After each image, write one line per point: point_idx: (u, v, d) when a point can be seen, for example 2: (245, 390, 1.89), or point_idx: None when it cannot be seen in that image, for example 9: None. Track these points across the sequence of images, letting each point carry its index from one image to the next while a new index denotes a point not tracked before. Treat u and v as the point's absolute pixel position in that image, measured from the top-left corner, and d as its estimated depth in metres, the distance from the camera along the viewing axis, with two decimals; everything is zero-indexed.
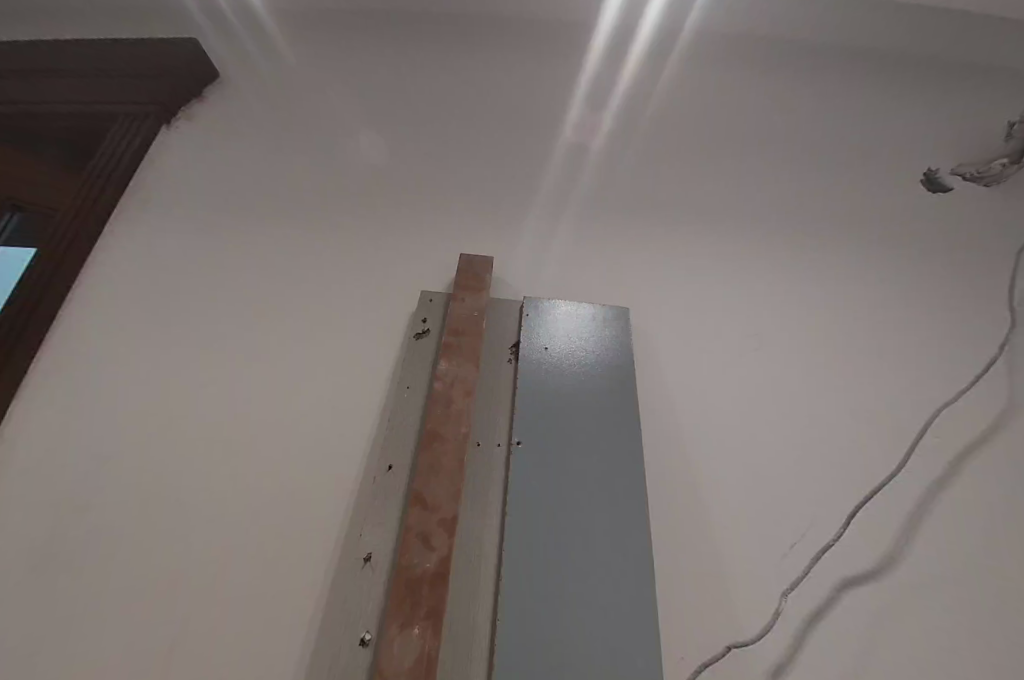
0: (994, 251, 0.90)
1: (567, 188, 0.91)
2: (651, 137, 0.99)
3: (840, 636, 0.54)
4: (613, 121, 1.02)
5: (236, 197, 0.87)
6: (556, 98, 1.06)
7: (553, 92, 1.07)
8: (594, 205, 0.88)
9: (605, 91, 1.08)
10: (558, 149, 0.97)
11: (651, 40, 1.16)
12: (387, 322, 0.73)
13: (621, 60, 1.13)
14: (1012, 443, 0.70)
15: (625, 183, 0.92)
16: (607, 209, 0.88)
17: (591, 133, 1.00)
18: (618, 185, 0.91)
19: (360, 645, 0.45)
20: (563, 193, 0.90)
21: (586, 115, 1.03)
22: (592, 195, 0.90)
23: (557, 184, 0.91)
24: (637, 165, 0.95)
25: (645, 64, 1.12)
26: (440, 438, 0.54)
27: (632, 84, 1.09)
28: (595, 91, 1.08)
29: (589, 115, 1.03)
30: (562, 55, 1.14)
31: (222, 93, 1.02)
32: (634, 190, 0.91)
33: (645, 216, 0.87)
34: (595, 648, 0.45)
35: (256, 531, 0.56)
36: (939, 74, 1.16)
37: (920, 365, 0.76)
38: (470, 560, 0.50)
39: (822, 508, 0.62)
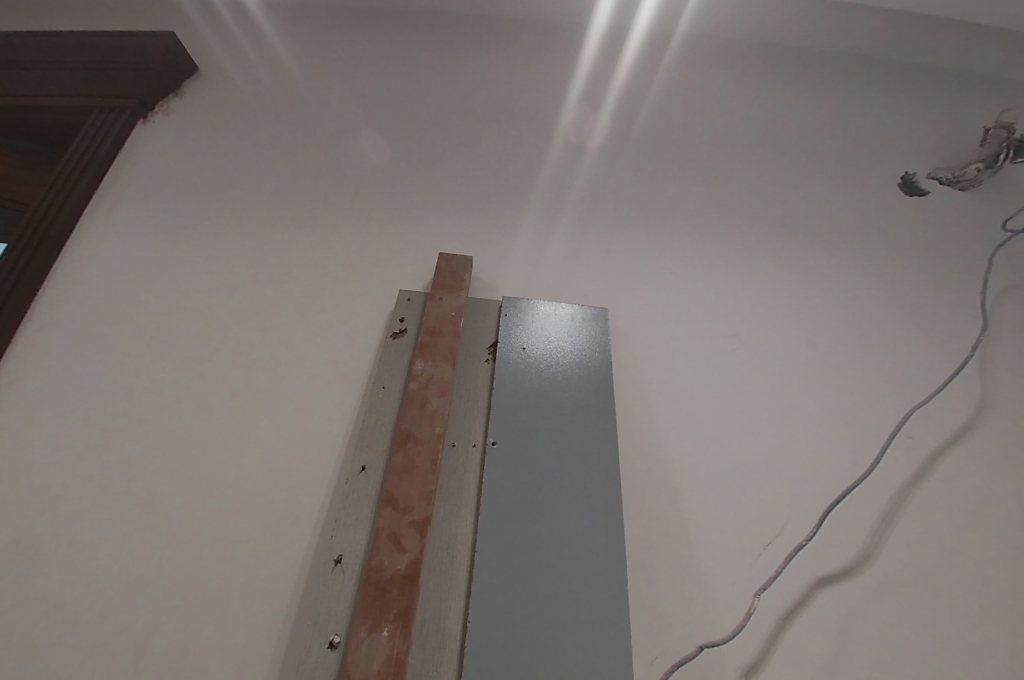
0: (970, 255, 0.92)
1: (559, 187, 0.91)
2: (643, 138, 1.00)
3: (812, 633, 0.55)
4: (608, 122, 1.02)
5: (217, 192, 0.86)
6: (550, 97, 1.06)
7: (547, 91, 1.07)
8: (588, 206, 0.88)
9: (600, 92, 1.08)
10: (552, 149, 0.97)
11: (645, 42, 1.17)
12: (368, 320, 0.72)
13: (612, 62, 1.13)
14: (980, 444, 0.72)
15: (617, 183, 0.92)
16: (601, 210, 0.88)
17: (587, 133, 1.00)
18: (610, 185, 0.91)
19: (329, 647, 0.44)
20: (554, 193, 0.90)
21: (581, 115, 1.03)
22: (586, 195, 0.90)
23: (550, 184, 0.91)
24: (630, 166, 0.95)
25: (639, 65, 1.13)
26: (414, 438, 0.54)
27: (627, 85, 1.09)
28: (589, 91, 1.08)
29: (583, 115, 1.04)
30: (557, 54, 1.13)
31: (203, 88, 1.01)
32: (627, 190, 0.91)
33: (636, 216, 0.88)
34: (565, 649, 0.45)
35: (228, 532, 0.55)
36: (920, 80, 1.17)
37: (896, 366, 0.77)
38: (442, 561, 0.49)
39: (796, 508, 0.62)
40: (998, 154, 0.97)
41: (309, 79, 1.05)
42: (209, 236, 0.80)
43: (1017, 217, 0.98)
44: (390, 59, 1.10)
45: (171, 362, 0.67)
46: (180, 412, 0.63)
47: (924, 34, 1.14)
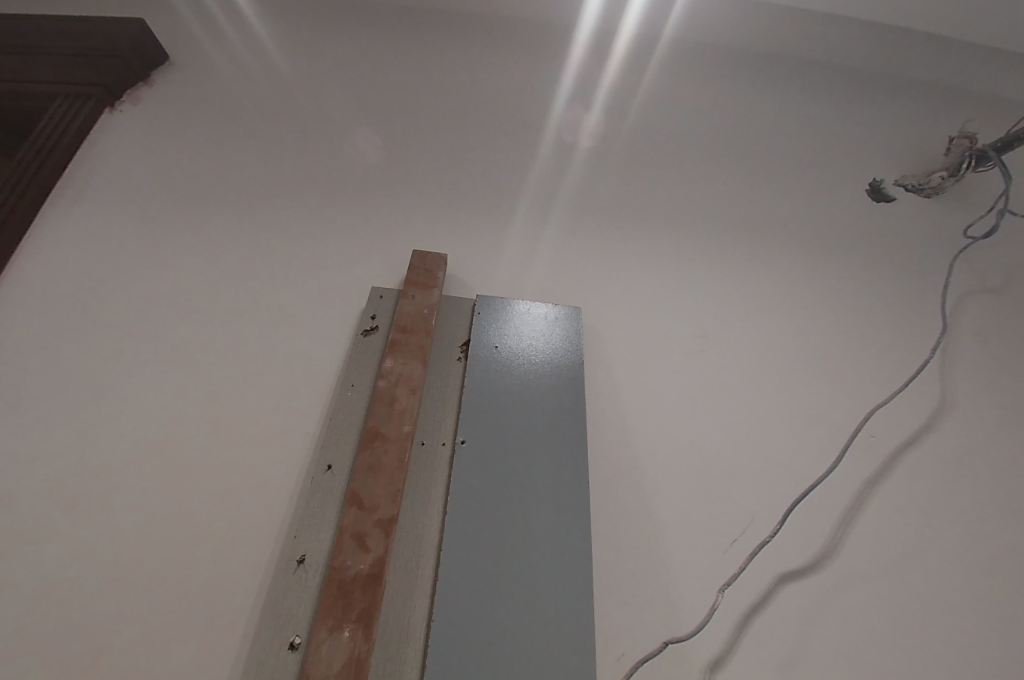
0: (933, 260, 0.95)
1: (545, 186, 0.91)
2: (631, 139, 1.01)
3: (774, 628, 0.56)
4: (598, 123, 1.03)
5: (189, 183, 0.84)
6: (538, 96, 1.06)
7: (537, 90, 1.07)
8: (574, 205, 0.89)
9: (589, 93, 1.09)
10: (540, 148, 0.97)
11: (633, 44, 1.18)
12: (340, 316, 0.71)
13: (600, 64, 1.14)
14: (937, 444, 0.74)
15: (604, 183, 0.93)
16: (590, 210, 0.89)
17: (577, 133, 1.01)
18: (596, 185, 0.92)
19: (289, 649, 0.43)
20: (541, 191, 0.90)
21: (571, 114, 1.04)
22: (574, 195, 0.91)
23: (539, 183, 0.92)
24: (618, 166, 0.96)
25: (627, 68, 1.14)
26: (381, 437, 0.53)
27: (616, 87, 1.10)
28: (579, 91, 1.09)
29: (573, 115, 1.04)
30: (545, 54, 1.14)
31: (175, 77, 0.98)
32: (613, 190, 0.92)
33: (621, 217, 0.89)
34: (528, 647, 0.45)
35: (189, 532, 0.54)
36: (892, 91, 1.21)
37: (860, 367, 0.79)
38: (407, 561, 0.49)
39: (761, 505, 0.64)
40: (961, 162, 1.00)
41: (291, 71, 1.03)
42: (179, 229, 0.78)
43: (978, 224, 1.02)
44: (375, 53, 1.09)
45: (134, 357, 0.65)
46: (143, 409, 0.61)
47: (897, 46, 1.17)
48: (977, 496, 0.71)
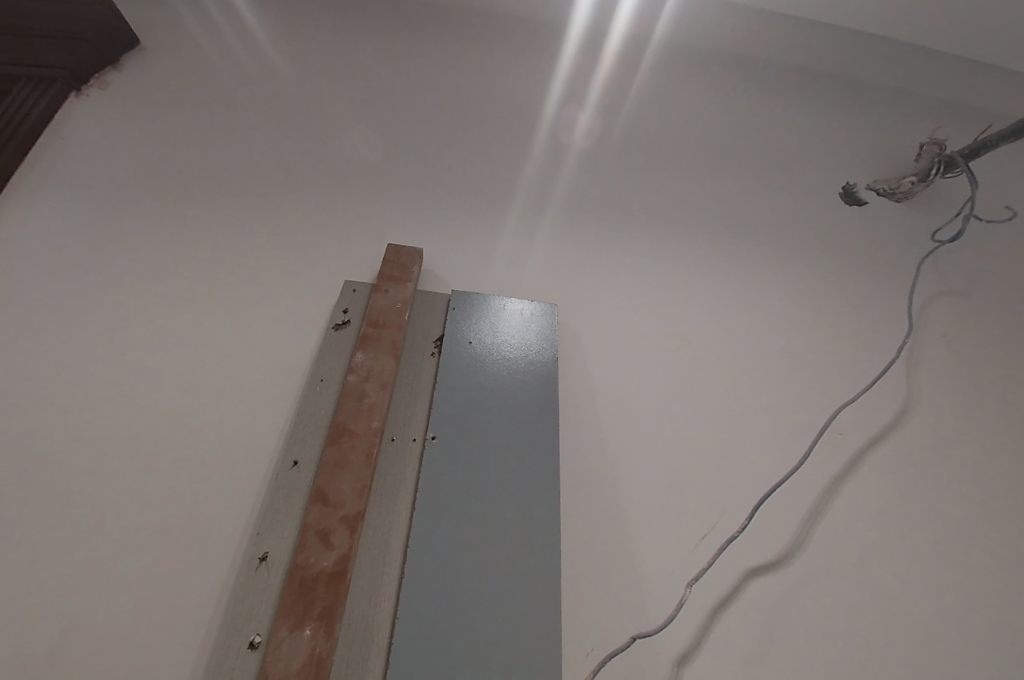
0: (902, 262, 0.97)
1: (531, 184, 0.91)
2: (620, 141, 1.02)
3: (740, 622, 0.57)
4: (590, 124, 1.04)
5: (160, 172, 0.82)
6: (528, 94, 1.06)
7: (527, 88, 1.07)
8: (560, 204, 0.89)
9: (581, 93, 1.09)
10: (531, 146, 0.97)
11: (624, 46, 1.18)
12: (314, 310, 0.70)
13: (591, 64, 1.14)
14: (902, 442, 0.76)
15: (592, 183, 0.93)
16: (577, 209, 0.89)
17: (570, 133, 1.01)
18: (583, 185, 0.93)
19: (248, 648, 0.43)
20: (527, 190, 0.90)
21: (564, 114, 1.04)
22: (562, 194, 0.91)
23: (528, 181, 0.91)
24: (606, 167, 0.96)
25: (619, 70, 1.14)
26: (349, 432, 0.53)
27: (609, 88, 1.11)
28: (571, 91, 1.09)
29: (567, 115, 1.04)
30: (536, 52, 1.14)
31: (147, 63, 0.95)
32: (602, 190, 0.93)
33: (607, 216, 0.89)
34: (494, 644, 0.45)
35: (149, 530, 0.52)
36: (870, 98, 1.24)
37: (832, 366, 0.81)
38: (373, 558, 0.48)
39: (731, 501, 0.64)
40: (931, 168, 1.02)
41: (273, 61, 1.01)
42: (147, 218, 0.76)
43: (946, 229, 1.05)
44: (361, 45, 1.07)
45: (95, 348, 0.63)
46: (103, 402, 0.59)
47: (876, 54, 1.20)
48: (938, 493, 0.73)
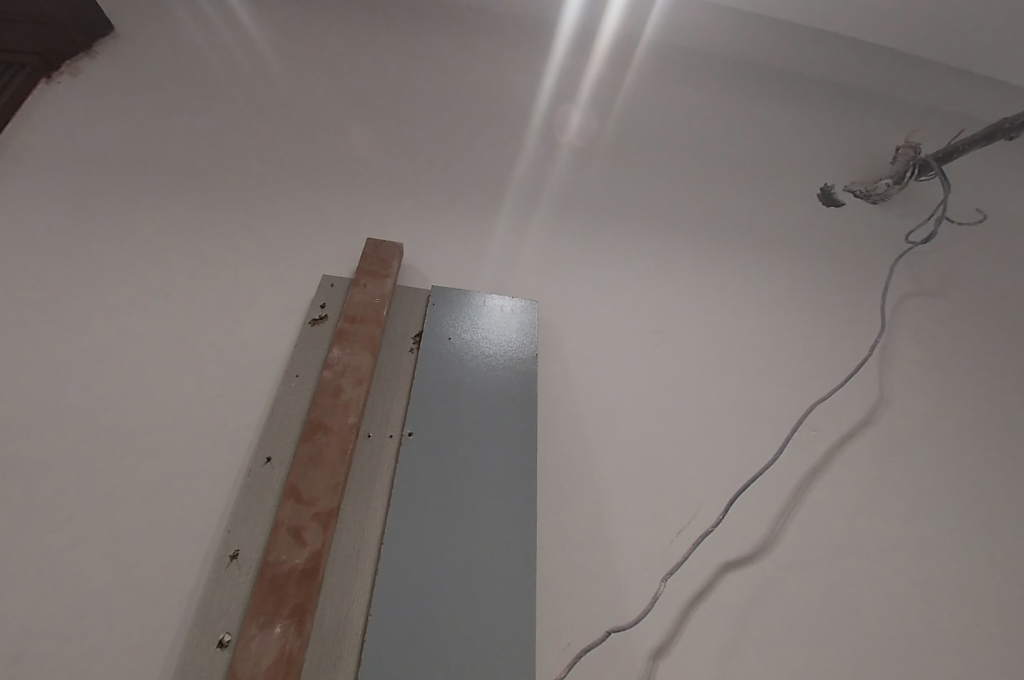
0: (876, 262, 0.99)
1: (518, 182, 0.91)
2: (612, 140, 1.02)
3: (714, 616, 0.57)
4: (582, 122, 1.04)
5: (134, 163, 0.79)
6: (517, 92, 1.06)
7: (516, 86, 1.06)
8: (547, 202, 0.89)
9: (572, 92, 1.09)
10: (520, 144, 0.97)
11: (614, 47, 1.19)
12: (291, 306, 0.69)
13: (582, 63, 1.15)
14: (874, 438, 0.78)
15: (580, 182, 0.94)
16: (563, 207, 0.89)
17: (562, 132, 1.01)
18: (570, 184, 0.93)
19: (217, 646, 0.42)
20: (514, 187, 0.90)
21: (554, 112, 1.04)
22: (549, 192, 0.91)
23: (516, 178, 0.91)
24: (595, 165, 0.97)
25: (611, 69, 1.15)
26: (323, 428, 0.52)
27: (600, 88, 1.11)
28: (562, 89, 1.09)
29: (560, 113, 1.05)
30: (527, 49, 1.13)
31: (121, 50, 0.92)
32: (589, 190, 0.93)
33: (594, 215, 0.90)
34: (468, 639, 0.45)
35: (116, 529, 0.51)
36: (851, 101, 1.26)
37: (808, 363, 0.83)
38: (347, 555, 0.48)
39: (707, 496, 0.65)
40: (905, 171, 1.05)
41: (255, 52, 0.99)
42: (119, 210, 0.73)
43: (919, 230, 1.07)
44: (348, 37, 1.05)
45: (61, 344, 0.61)
46: (69, 399, 0.57)
47: (857, 58, 1.22)
48: (908, 487, 0.75)
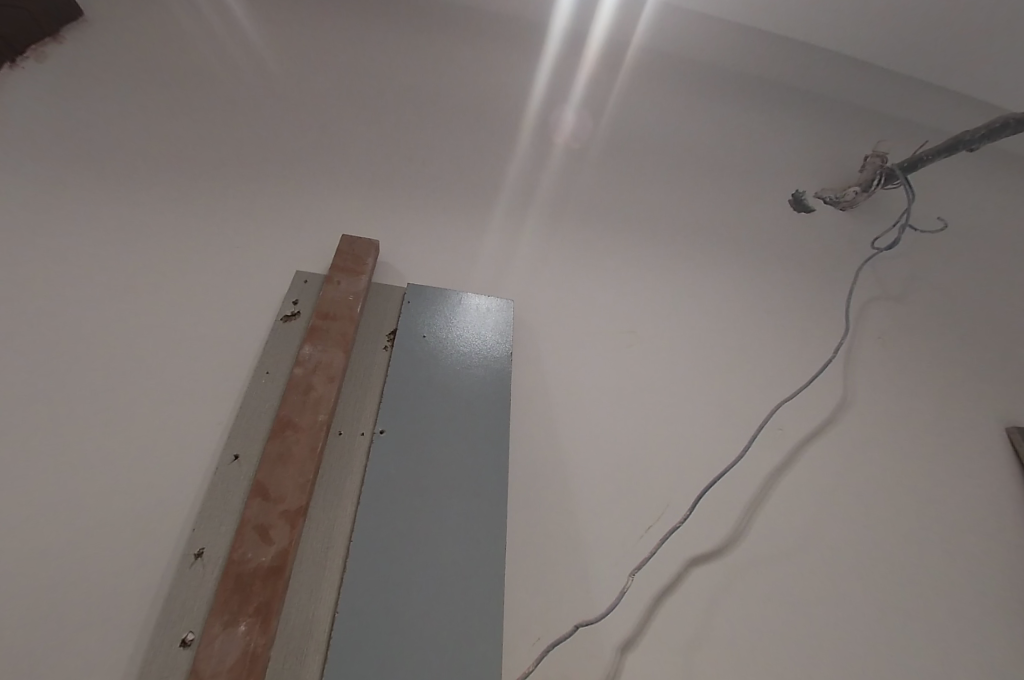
0: (843, 267, 1.03)
1: (504, 182, 0.92)
2: (602, 142, 1.04)
3: (680, 609, 0.59)
4: (574, 124, 1.06)
5: (104, 152, 0.76)
6: (505, 92, 1.06)
7: (505, 85, 1.07)
8: (529, 202, 0.91)
9: (564, 93, 1.11)
10: (508, 144, 0.98)
11: (604, 52, 1.20)
12: (265, 302, 0.68)
13: (573, 65, 1.16)
14: (839, 436, 0.81)
15: (565, 184, 0.95)
16: (546, 209, 0.90)
17: (552, 133, 1.03)
18: (556, 185, 0.94)
19: (180, 646, 0.42)
20: (500, 186, 0.91)
21: (546, 113, 1.06)
22: (532, 192, 0.92)
23: (504, 178, 0.92)
24: (581, 167, 0.98)
25: (601, 73, 1.17)
26: (292, 426, 0.52)
27: (591, 92, 1.13)
28: (554, 90, 1.10)
29: (553, 114, 1.06)
30: (516, 49, 1.14)
31: (91, 35, 0.88)
32: (574, 191, 0.94)
33: (577, 217, 0.91)
34: (436, 636, 0.46)
35: (78, 529, 0.49)
36: (824, 111, 1.30)
37: (777, 363, 0.85)
38: (315, 553, 0.48)
39: (676, 492, 0.67)
40: (873, 179, 1.09)
41: (235, 43, 0.97)
42: (86, 201, 0.71)
43: (884, 236, 1.11)
44: (333, 30, 1.04)
45: (20, 340, 0.58)
46: (30, 399, 0.55)
47: (831, 69, 1.26)
48: (868, 483, 0.78)
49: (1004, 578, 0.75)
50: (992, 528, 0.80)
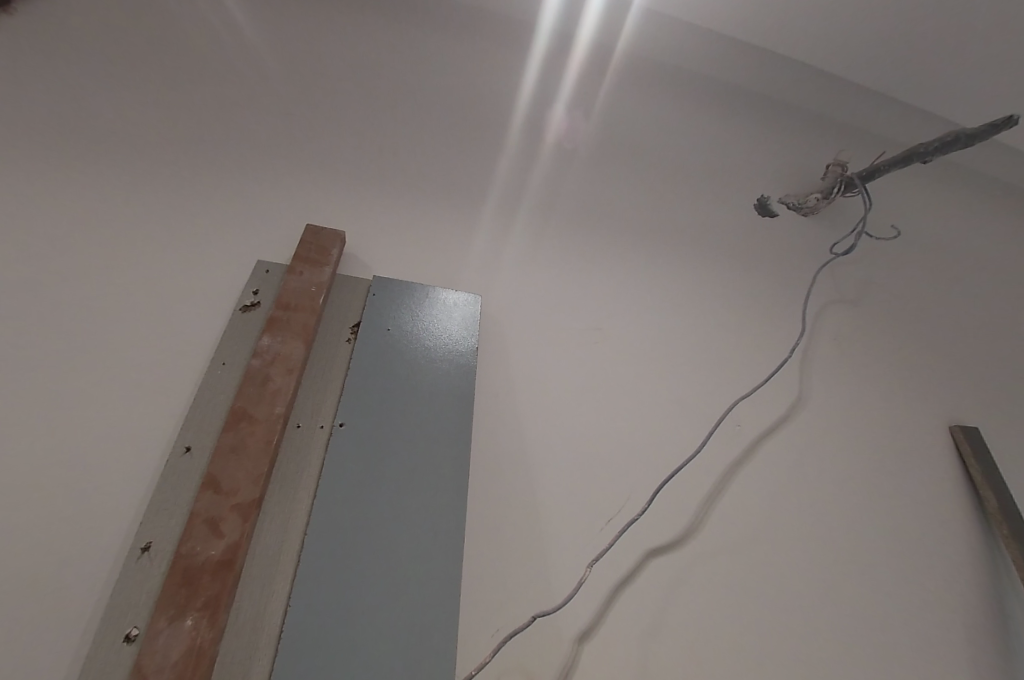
0: (804, 270, 1.07)
1: (480, 178, 0.92)
2: (583, 144, 1.06)
3: (638, 600, 0.61)
4: (559, 123, 1.07)
5: (58, 131, 0.72)
6: (488, 88, 1.06)
7: (487, 81, 1.07)
8: (506, 199, 0.91)
9: (549, 92, 1.11)
10: (489, 141, 0.98)
11: (588, 54, 1.21)
12: (225, 292, 0.67)
13: (557, 65, 1.17)
14: (793, 431, 0.85)
15: (543, 183, 0.96)
16: (523, 207, 0.91)
17: (536, 132, 1.03)
18: (534, 184, 0.95)
19: (124, 641, 0.40)
20: (476, 182, 0.91)
21: (529, 111, 1.06)
22: (510, 190, 0.93)
23: (482, 174, 0.93)
24: (558, 168, 0.99)
25: (585, 75, 1.18)
26: (248, 418, 0.51)
27: (575, 94, 1.14)
28: (539, 89, 1.11)
29: (538, 112, 1.07)
30: (500, 45, 1.14)
31: (42, 6, 0.83)
32: (551, 191, 0.95)
33: (553, 216, 0.92)
34: (392, 628, 0.46)
35: (16, 526, 0.47)
36: (791, 120, 1.35)
37: (737, 362, 0.88)
38: (268, 546, 0.47)
39: (636, 486, 0.69)
40: (833, 187, 1.12)
41: (202, 23, 0.93)
42: (36, 181, 0.67)
43: (841, 242, 1.16)
44: (310, 16, 1.01)
45: None
46: None
47: (800, 80, 1.30)
48: (819, 478, 0.82)
49: (939, 566, 0.81)
50: (931, 519, 0.86)
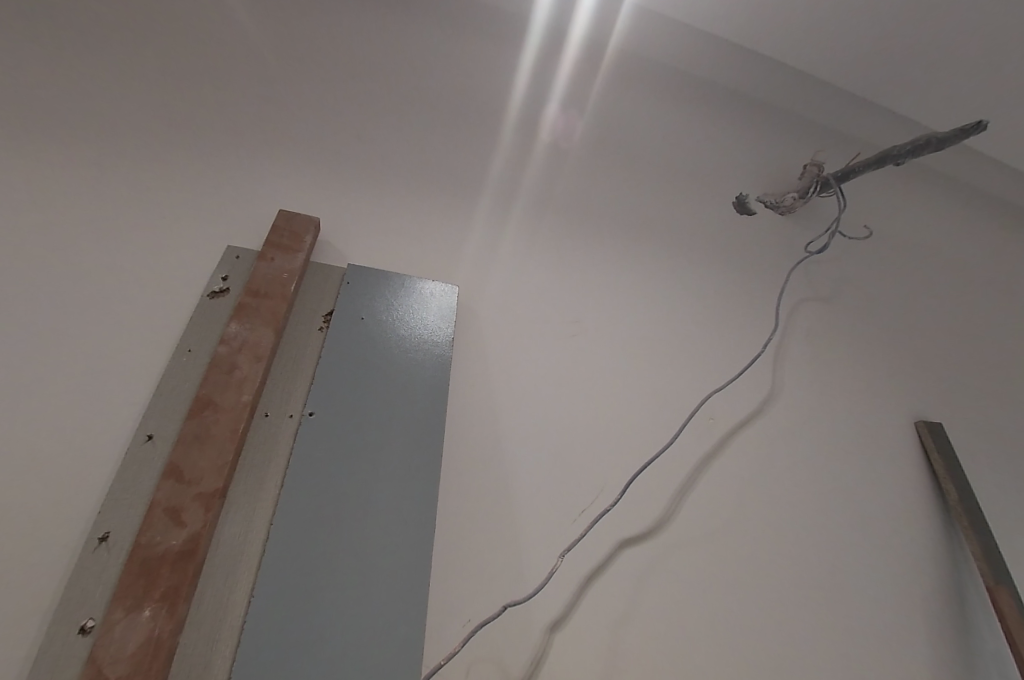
0: (780, 268, 1.09)
1: (461, 170, 0.91)
2: (566, 139, 1.05)
3: (609, 590, 0.62)
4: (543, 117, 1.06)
5: (16, 104, 0.68)
6: (473, 79, 1.05)
7: (473, 72, 1.06)
8: (486, 192, 0.90)
9: (534, 85, 1.10)
10: (471, 132, 0.97)
11: (575, 48, 1.21)
12: (192, 277, 0.65)
13: (544, 57, 1.16)
14: (764, 425, 0.87)
15: (524, 176, 0.95)
16: (505, 200, 0.91)
17: (520, 125, 1.02)
18: (517, 177, 0.94)
19: (78, 633, 0.39)
20: (457, 173, 0.90)
21: (514, 104, 1.05)
22: (491, 182, 0.92)
23: (462, 165, 0.91)
24: (539, 161, 0.99)
25: (571, 69, 1.17)
26: (213, 406, 0.50)
27: (561, 88, 1.13)
28: (525, 82, 1.10)
29: (523, 105, 1.06)
30: (487, 36, 1.12)
31: None
32: (533, 184, 0.95)
33: (535, 209, 0.92)
34: (359, 618, 0.45)
35: None
36: (771, 120, 1.36)
37: (711, 358, 0.90)
38: (232, 536, 0.46)
39: (610, 478, 0.70)
40: (809, 187, 1.15)
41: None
42: None
43: (816, 241, 1.18)
44: None
45: None
46: None
47: (781, 80, 1.31)
48: (787, 471, 0.84)
49: (897, 555, 0.84)
50: (892, 510, 0.89)
